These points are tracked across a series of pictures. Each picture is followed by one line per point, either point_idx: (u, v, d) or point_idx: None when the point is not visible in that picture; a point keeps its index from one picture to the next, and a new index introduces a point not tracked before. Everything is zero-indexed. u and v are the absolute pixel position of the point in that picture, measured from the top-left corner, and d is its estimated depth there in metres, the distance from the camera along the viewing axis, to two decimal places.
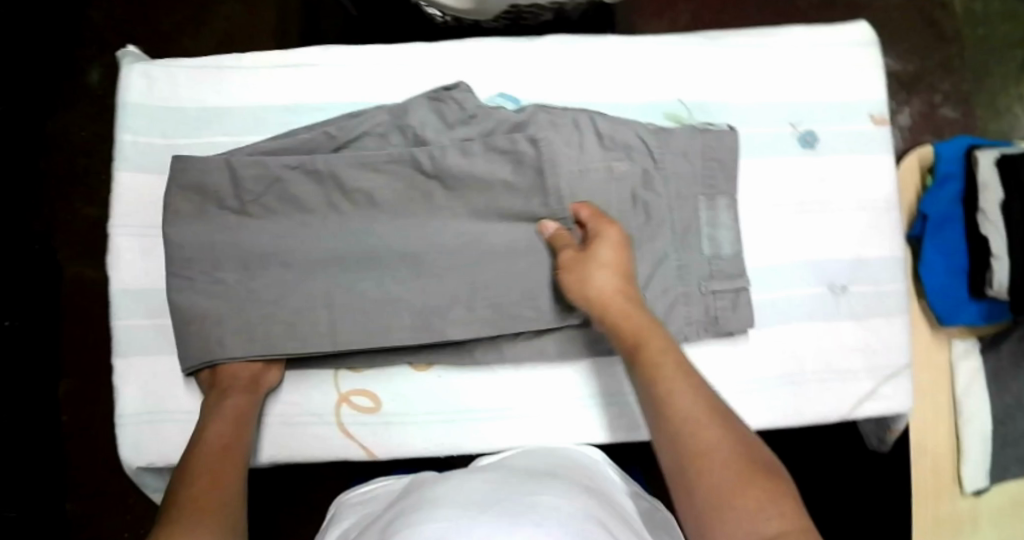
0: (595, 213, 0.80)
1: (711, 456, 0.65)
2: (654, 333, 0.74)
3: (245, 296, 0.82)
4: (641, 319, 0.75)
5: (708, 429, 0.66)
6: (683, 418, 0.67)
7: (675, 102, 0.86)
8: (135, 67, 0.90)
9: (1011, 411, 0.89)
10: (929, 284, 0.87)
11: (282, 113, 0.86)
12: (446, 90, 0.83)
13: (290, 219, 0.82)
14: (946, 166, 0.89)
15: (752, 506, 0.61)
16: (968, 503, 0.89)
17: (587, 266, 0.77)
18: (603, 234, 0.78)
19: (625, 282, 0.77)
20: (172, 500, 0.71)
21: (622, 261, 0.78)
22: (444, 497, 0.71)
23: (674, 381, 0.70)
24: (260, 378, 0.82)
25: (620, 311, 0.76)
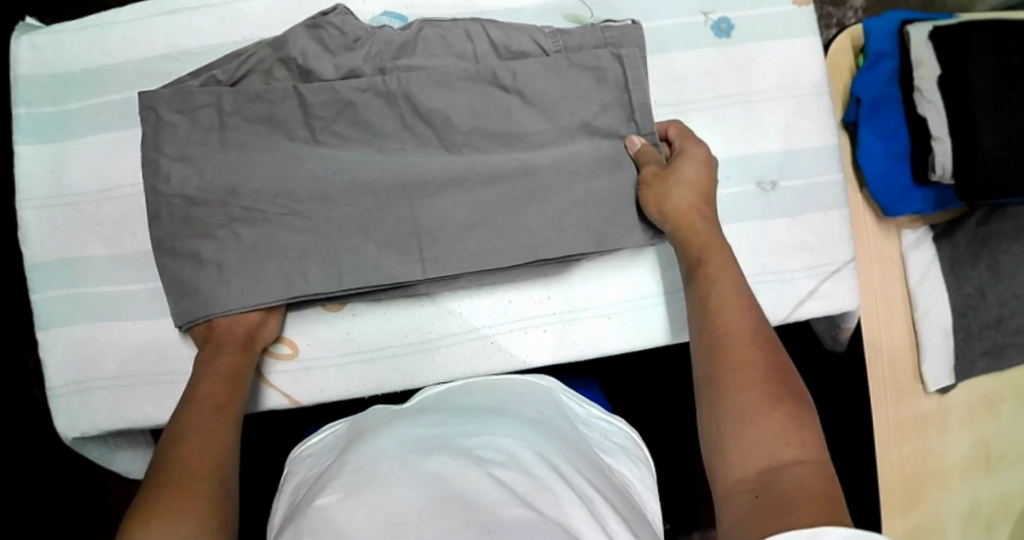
0: (685, 133, 0.76)
1: (750, 373, 0.59)
2: (718, 250, 0.69)
3: (219, 249, 0.75)
4: (711, 238, 0.70)
5: (754, 346, 0.61)
6: (734, 333, 0.62)
7: (575, 2, 0.80)
8: (20, 37, 0.86)
9: (972, 302, 0.82)
10: (868, 171, 0.81)
11: (167, 62, 0.83)
12: (323, 15, 0.77)
13: (180, 167, 0.76)
14: (877, 44, 0.82)
15: (774, 432, 0.56)
16: (933, 402, 0.83)
17: (667, 181, 0.73)
18: (692, 150, 0.75)
19: (700, 201, 0.73)
20: (164, 468, 0.64)
21: (704, 180, 0.74)
22: (373, 446, 0.65)
23: (732, 296, 0.65)
24: (258, 331, 0.75)
25: (693, 226, 0.71)
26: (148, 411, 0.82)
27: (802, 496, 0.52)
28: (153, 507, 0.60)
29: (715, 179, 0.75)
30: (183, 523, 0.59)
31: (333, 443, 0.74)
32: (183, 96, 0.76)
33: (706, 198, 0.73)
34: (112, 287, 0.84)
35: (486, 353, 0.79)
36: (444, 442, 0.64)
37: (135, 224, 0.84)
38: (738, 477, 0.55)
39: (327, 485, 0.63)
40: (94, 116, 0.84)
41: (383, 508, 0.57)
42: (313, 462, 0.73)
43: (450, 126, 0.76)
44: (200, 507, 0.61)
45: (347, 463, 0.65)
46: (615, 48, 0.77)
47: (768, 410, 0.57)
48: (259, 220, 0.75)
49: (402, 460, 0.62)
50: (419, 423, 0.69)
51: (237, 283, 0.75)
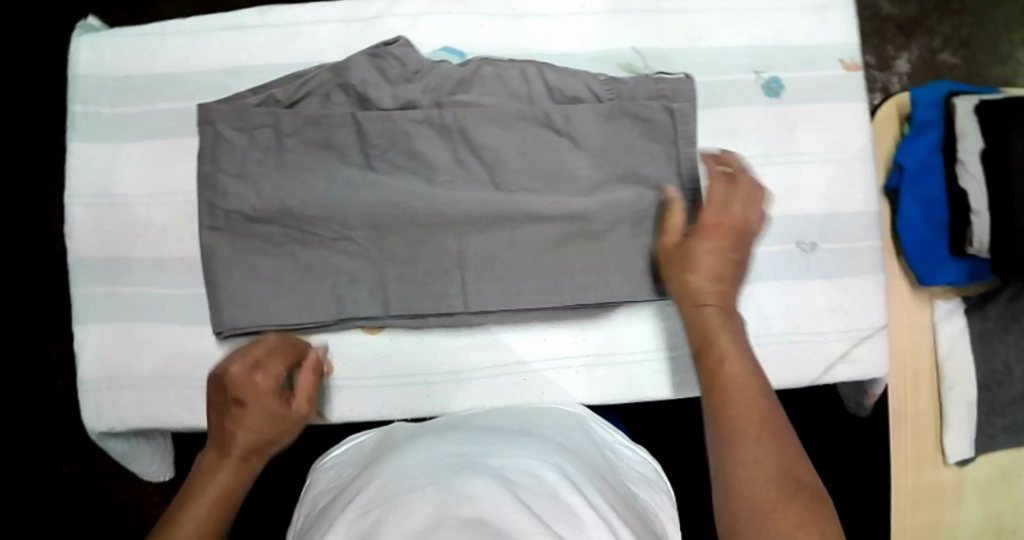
0: (724, 170, 0.75)
1: (763, 461, 0.57)
2: (733, 334, 0.67)
3: (272, 271, 0.79)
4: (726, 324, 0.68)
5: (768, 434, 0.58)
6: (746, 420, 0.59)
7: (630, 51, 0.81)
8: (84, 37, 0.86)
9: (998, 377, 0.83)
10: (907, 239, 0.82)
11: (225, 77, 0.84)
12: (384, 46, 0.79)
13: (239, 184, 0.78)
14: (923, 113, 0.83)
15: (793, 527, 0.52)
16: (952, 473, 0.84)
17: (689, 261, 0.72)
18: (727, 212, 0.73)
19: (720, 284, 0.70)
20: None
21: (733, 256, 0.72)
22: (403, 465, 0.65)
23: (744, 380, 0.63)
24: (281, 418, 0.73)
25: (711, 313, 0.69)
26: (178, 414, 0.83)
27: None
28: None
29: (744, 251, 0.72)
30: None
31: (360, 456, 0.75)
32: (241, 114, 0.79)
33: (730, 277, 0.71)
34: (153, 290, 0.85)
35: (518, 388, 0.80)
36: (473, 462, 0.64)
37: (183, 231, 0.85)
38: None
39: (354, 501, 0.63)
40: (150, 121, 0.85)
41: (410, 519, 0.58)
42: (338, 474, 0.74)
43: (502, 165, 0.78)
44: None
45: (375, 479, 0.65)
46: (667, 102, 0.78)
47: (781, 501, 0.54)
48: (314, 242, 0.79)
49: (429, 477, 0.62)
50: (446, 443, 0.69)
51: (285, 299, 0.79)
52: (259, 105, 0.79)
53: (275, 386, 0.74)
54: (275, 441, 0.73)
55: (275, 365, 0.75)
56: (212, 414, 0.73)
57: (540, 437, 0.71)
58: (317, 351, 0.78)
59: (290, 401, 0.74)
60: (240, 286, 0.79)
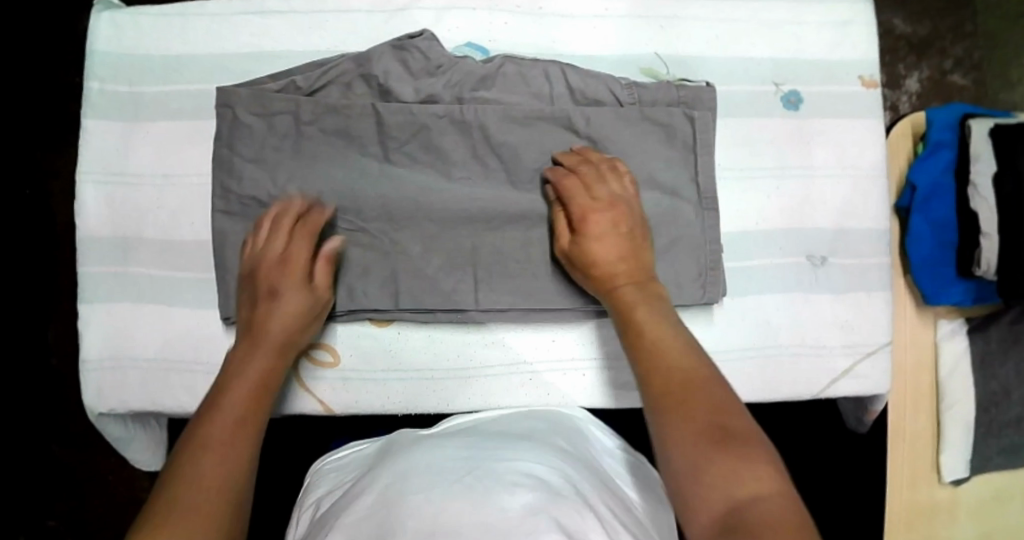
0: (574, 163, 0.76)
1: (697, 422, 0.58)
2: (653, 308, 0.69)
3: None
4: (642, 301, 0.70)
5: (701, 394, 0.60)
6: (683, 384, 0.61)
7: (653, 57, 0.82)
8: (103, 12, 0.85)
9: (995, 399, 0.85)
10: (915, 258, 0.83)
11: (245, 60, 0.84)
12: (408, 38, 0.79)
13: (258, 172, 0.78)
14: (938, 134, 0.84)
15: (725, 473, 0.55)
16: (946, 492, 0.86)
17: (586, 244, 0.73)
18: (594, 200, 0.74)
19: (629, 264, 0.73)
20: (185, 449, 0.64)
21: (626, 233, 0.74)
22: (407, 468, 0.65)
23: (671, 347, 0.64)
24: (302, 301, 0.75)
25: (629, 295, 0.71)
26: (181, 399, 0.82)
27: (762, 522, 0.51)
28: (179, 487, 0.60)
29: (636, 228, 0.75)
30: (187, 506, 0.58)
31: (365, 458, 0.75)
32: (261, 100, 0.78)
33: (637, 255, 0.73)
34: (162, 273, 0.83)
35: (524, 388, 0.80)
36: (476, 466, 0.64)
37: (195, 214, 0.84)
38: (704, 525, 0.54)
39: (361, 500, 0.63)
40: (166, 103, 0.84)
41: (426, 523, 0.57)
42: (339, 478, 0.74)
43: (521, 164, 0.78)
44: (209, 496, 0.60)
45: (380, 481, 0.65)
46: (688, 109, 0.79)
47: (714, 455, 0.56)
48: (329, 232, 0.78)
49: (436, 479, 0.62)
50: (450, 447, 0.69)
51: None
52: (280, 92, 0.79)
53: (300, 269, 0.75)
54: (298, 327, 0.75)
55: (299, 245, 0.76)
56: (244, 296, 0.77)
57: (540, 441, 0.71)
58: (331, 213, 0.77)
59: (311, 284, 0.76)
60: None
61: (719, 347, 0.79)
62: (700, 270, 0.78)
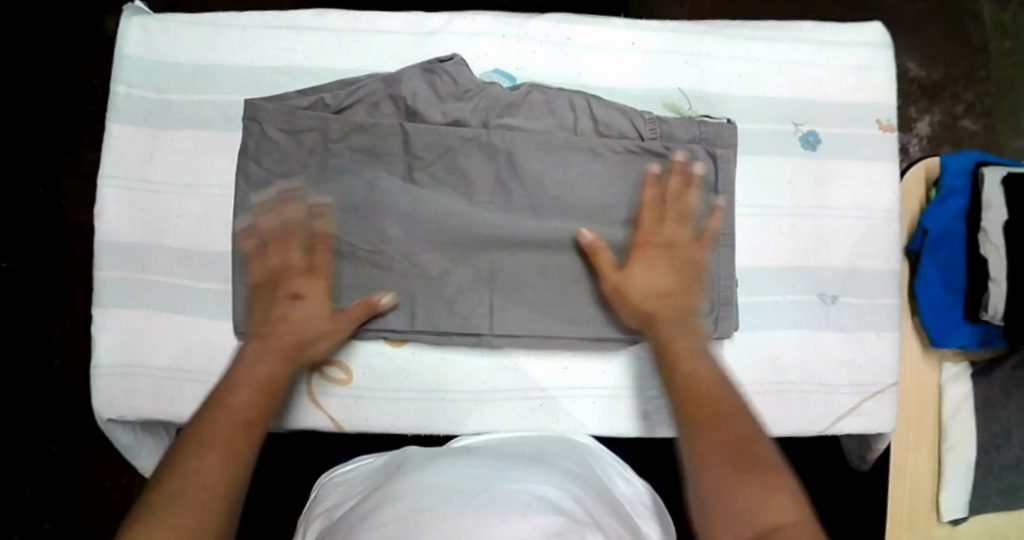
0: (662, 189, 0.77)
1: (725, 446, 0.58)
2: (689, 341, 0.69)
3: None
4: (678, 333, 0.70)
5: (732, 423, 0.60)
6: (716, 410, 0.61)
7: (675, 92, 0.83)
8: (134, 19, 0.86)
9: (997, 441, 0.86)
10: (923, 300, 0.85)
11: (274, 74, 0.84)
12: (439, 62, 0.81)
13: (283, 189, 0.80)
14: (951, 181, 0.86)
15: (751, 499, 0.55)
16: (944, 530, 0.88)
17: (630, 270, 0.74)
18: (657, 233, 0.76)
19: (675, 298, 0.73)
20: (190, 435, 0.61)
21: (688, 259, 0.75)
22: (419, 485, 0.66)
23: (705, 378, 0.65)
24: (330, 320, 0.76)
25: (666, 327, 0.71)
26: (192, 407, 0.82)
27: None
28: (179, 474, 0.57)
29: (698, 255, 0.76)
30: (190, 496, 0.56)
31: (372, 477, 0.75)
32: (289, 116, 0.80)
33: (685, 290, 0.74)
34: (180, 281, 0.83)
35: (534, 412, 0.81)
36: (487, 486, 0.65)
37: (215, 224, 0.84)
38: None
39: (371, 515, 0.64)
40: (192, 112, 0.84)
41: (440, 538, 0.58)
42: (348, 491, 0.74)
43: (543, 192, 0.79)
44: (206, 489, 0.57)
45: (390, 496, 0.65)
46: (710, 146, 0.80)
47: (742, 480, 0.56)
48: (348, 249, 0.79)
49: (447, 498, 0.63)
50: (461, 467, 0.69)
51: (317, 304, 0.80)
52: (309, 110, 0.80)
53: (326, 289, 0.76)
54: (316, 340, 0.75)
55: (321, 261, 0.77)
56: (260, 304, 0.75)
57: (549, 466, 0.71)
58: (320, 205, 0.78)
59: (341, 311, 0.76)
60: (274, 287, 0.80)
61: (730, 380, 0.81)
62: (714, 306, 0.79)
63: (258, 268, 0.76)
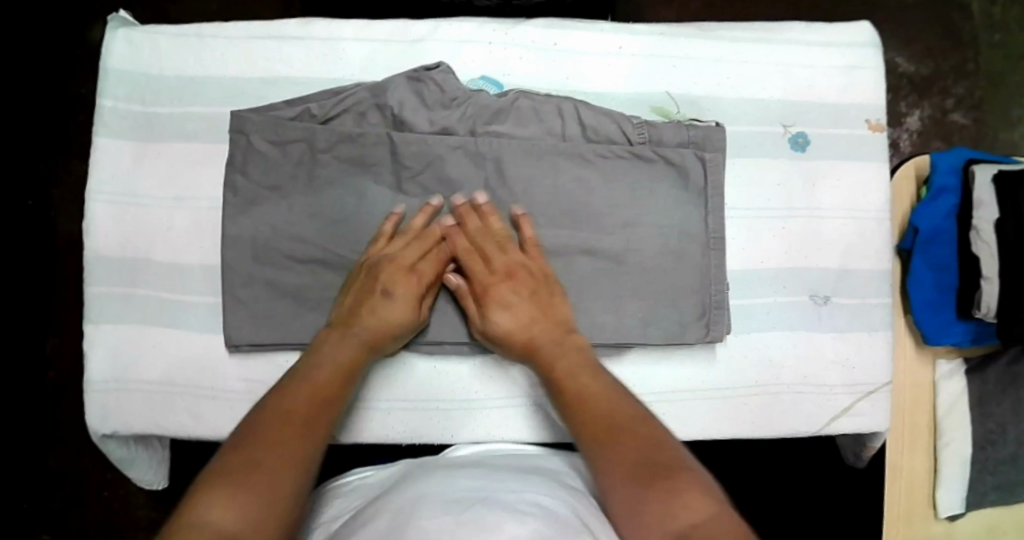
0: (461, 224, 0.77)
1: (630, 461, 0.62)
2: (571, 361, 0.72)
3: (295, 288, 0.80)
4: (559, 356, 0.73)
5: (629, 437, 0.64)
6: (615, 430, 0.65)
7: (664, 96, 0.83)
8: (118, 33, 0.85)
9: (992, 437, 0.86)
10: (915, 299, 0.85)
11: (260, 85, 0.84)
12: (425, 70, 0.80)
13: (271, 202, 0.80)
14: (941, 179, 0.85)
15: (662, 506, 0.58)
16: (942, 527, 0.88)
17: (485, 307, 0.75)
18: (492, 272, 0.76)
19: (547, 321, 0.75)
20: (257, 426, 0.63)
21: (535, 287, 0.76)
22: (415, 495, 0.65)
23: (599, 399, 0.68)
24: (410, 317, 0.75)
25: (549, 352, 0.73)
26: (185, 421, 0.82)
27: None
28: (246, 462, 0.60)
29: (529, 281, 0.76)
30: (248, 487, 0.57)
31: (366, 491, 0.75)
32: (276, 127, 0.79)
33: (547, 306, 0.75)
34: (170, 295, 0.83)
35: (528, 420, 0.81)
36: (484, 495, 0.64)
37: (204, 237, 0.84)
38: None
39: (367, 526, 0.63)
40: (179, 124, 0.84)
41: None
42: (344, 503, 0.74)
43: (532, 199, 0.79)
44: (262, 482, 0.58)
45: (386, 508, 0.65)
46: (699, 150, 0.80)
47: (649, 489, 0.59)
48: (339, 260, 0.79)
49: (443, 508, 0.62)
50: (459, 477, 0.69)
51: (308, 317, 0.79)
52: (296, 121, 0.80)
53: (420, 287, 0.76)
54: (392, 339, 0.75)
55: (430, 265, 0.76)
56: (355, 286, 0.76)
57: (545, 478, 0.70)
58: (439, 202, 0.78)
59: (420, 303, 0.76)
60: (266, 301, 0.80)
61: (724, 382, 0.81)
62: (702, 311, 0.79)
63: (372, 251, 0.76)
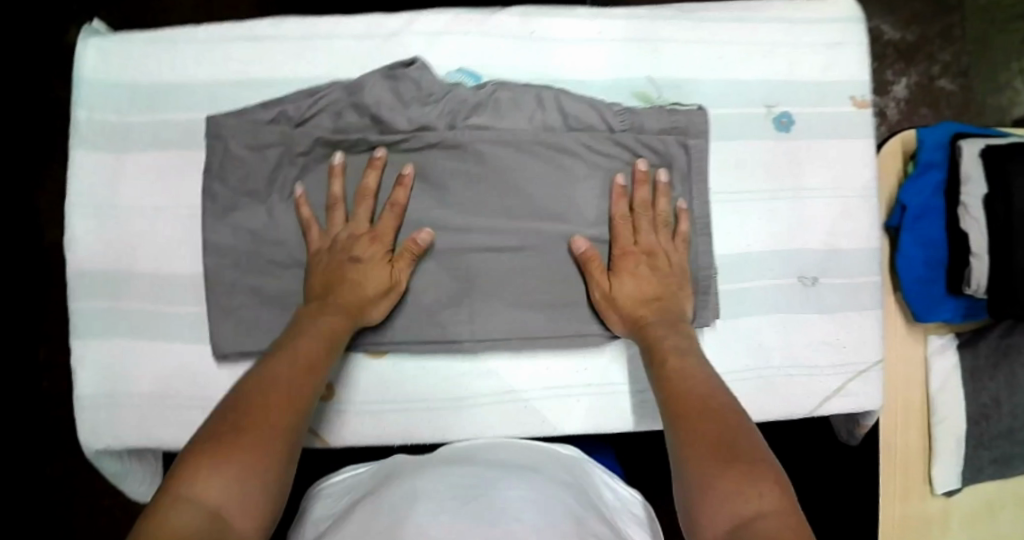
0: (640, 200, 0.78)
1: (708, 440, 0.60)
2: (679, 342, 0.72)
3: (280, 293, 0.80)
4: (667, 334, 0.73)
5: (719, 419, 0.61)
6: (700, 407, 0.63)
7: (645, 82, 0.82)
8: (89, 41, 0.84)
9: (987, 412, 0.87)
10: (905, 276, 0.85)
11: (234, 88, 0.83)
12: (401, 67, 0.79)
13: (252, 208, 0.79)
14: (928, 155, 0.85)
15: (732, 487, 0.55)
16: (939, 503, 0.88)
17: (620, 273, 0.76)
18: (638, 244, 0.77)
19: (660, 303, 0.75)
20: (226, 408, 0.63)
21: (669, 274, 0.76)
22: (414, 490, 0.64)
23: (694, 378, 0.67)
24: (382, 277, 0.76)
25: (655, 331, 0.73)
26: (177, 432, 0.81)
27: None
28: (212, 443, 0.59)
29: (673, 268, 0.77)
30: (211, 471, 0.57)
31: (354, 488, 0.74)
32: (252, 131, 0.78)
33: (670, 294, 0.76)
34: (155, 305, 0.82)
35: (518, 417, 0.81)
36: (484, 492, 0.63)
37: (187, 246, 0.83)
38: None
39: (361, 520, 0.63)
40: (155, 132, 0.83)
41: None
42: (332, 503, 0.73)
43: (514, 193, 0.79)
44: (226, 466, 0.57)
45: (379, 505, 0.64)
46: (682, 136, 0.79)
47: (723, 470, 0.57)
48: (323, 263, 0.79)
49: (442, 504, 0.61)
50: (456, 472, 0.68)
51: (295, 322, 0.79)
52: (271, 124, 0.79)
53: (385, 249, 0.76)
54: (374, 302, 0.76)
55: (386, 222, 0.77)
56: (320, 268, 0.76)
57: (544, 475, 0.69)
58: (411, 173, 0.77)
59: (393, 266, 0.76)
60: (252, 308, 0.80)
61: (717, 369, 0.80)
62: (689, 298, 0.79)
63: (319, 233, 0.78)
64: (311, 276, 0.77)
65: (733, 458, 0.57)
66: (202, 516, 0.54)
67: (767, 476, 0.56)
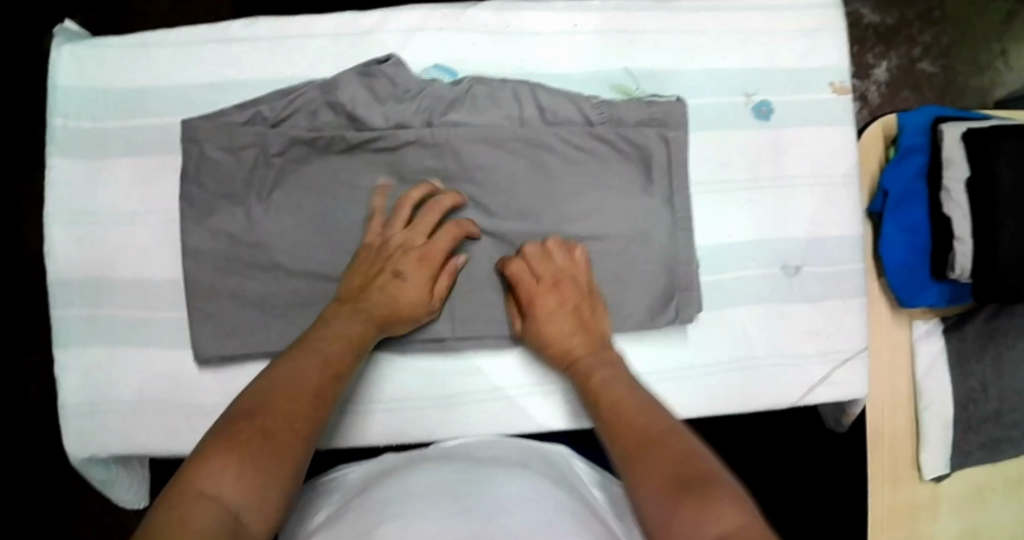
0: (537, 249, 0.76)
1: (658, 471, 0.59)
2: (608, 373, 0.71)
3: (260, 296, 0.79)
4: (597, 367, 0.72)
5: (665, 449, 0.60)
6: (642, 439, 0.62)
7: (622, 73, 0.81)
8: (61, 47, 0.83)
9: (974, 396, 0.87)
10: (888, 262, 0.85)
11: (209, 91, 0.82)
12: (377, 63, 0.79)
13: (230, 211, 0.79)
14: (909, 139, 0.85)
15: (689, 516, 0.54)
16: (928, 489, 0.88)
17: (536, 319, 0.75)
18: (539, 282, 0.75)
19: (584, 335, 0.74)
20: (242, 409, 0.61)
21: (580, 301, 0.75)
22: (402, 486, 0.64)
23: (630, 409, 0.66)
24: (421, 301, 0.75)
25: (586, 365, 0.72)
26: (161, 438, 0.81)
27: None
28: (226, 446, 0.58)
29: (587, 294, 0.76)
30: (226, 475, 0.56)
31: (340, 484, 0.73)
32: (228, 133, 0.78)
33: (591, 325, 0.75)
34: (136, 312, 0.82)
35: (504, 413, 0.80)
36: (474, 489, 0.63)
37: (166, 250, 0.82)
38: None
39: (348, 517, 0.62)
40: (132, 137, 0.82)
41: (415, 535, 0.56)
42: (317, 500, 0.72)
43: (494, 189, 0.78)
44: (242, 473, 0.56)
45: (367, 502, 0.63)
46: (661, 128, 0.79)
47: (677, 500, 0.56)
48: (302, 264, 0.79)
49: (431, 500, 0.60)
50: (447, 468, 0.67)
51: (276, 324, 0.79)
52: (247, 125, 0.79)
53: (432, 271, 0.76)
54: (403, 318, 0.75)
55: (440, 243, 0.76)
56: (363, 266, 0.75)
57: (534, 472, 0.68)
58: (464, 199, 0.77)
59: (434, 289, 0.76)
60: (232, 311, 0.79)
61: (700, 360, 0.80)
62: (671, 292, 0.78)
63: (377, 229, 0.77)
64: (352, 275, 0.75)
65: (683, 485, 0.56)
66: (220, 511, 0.53)
67: (720, 493, 0.55)
